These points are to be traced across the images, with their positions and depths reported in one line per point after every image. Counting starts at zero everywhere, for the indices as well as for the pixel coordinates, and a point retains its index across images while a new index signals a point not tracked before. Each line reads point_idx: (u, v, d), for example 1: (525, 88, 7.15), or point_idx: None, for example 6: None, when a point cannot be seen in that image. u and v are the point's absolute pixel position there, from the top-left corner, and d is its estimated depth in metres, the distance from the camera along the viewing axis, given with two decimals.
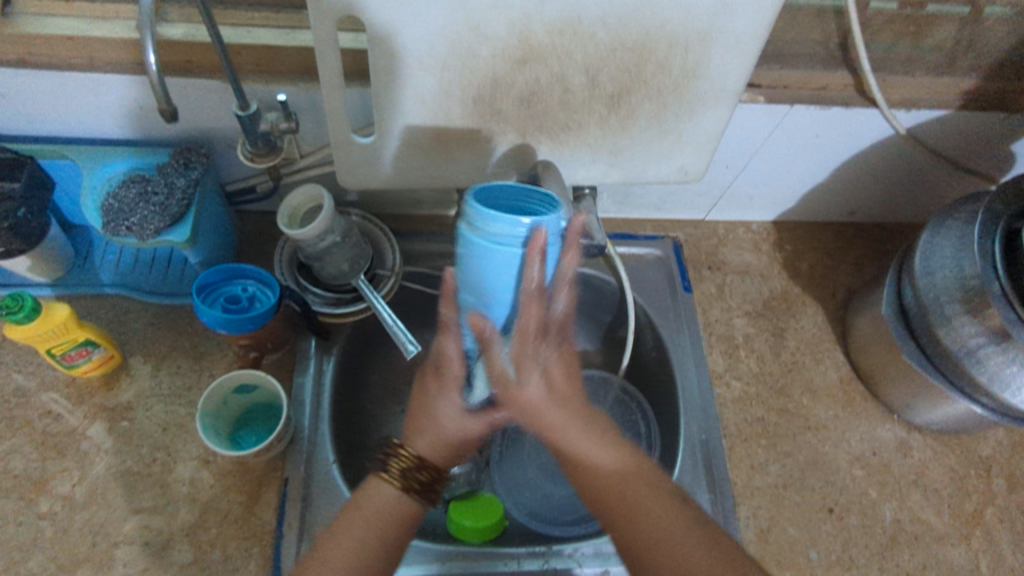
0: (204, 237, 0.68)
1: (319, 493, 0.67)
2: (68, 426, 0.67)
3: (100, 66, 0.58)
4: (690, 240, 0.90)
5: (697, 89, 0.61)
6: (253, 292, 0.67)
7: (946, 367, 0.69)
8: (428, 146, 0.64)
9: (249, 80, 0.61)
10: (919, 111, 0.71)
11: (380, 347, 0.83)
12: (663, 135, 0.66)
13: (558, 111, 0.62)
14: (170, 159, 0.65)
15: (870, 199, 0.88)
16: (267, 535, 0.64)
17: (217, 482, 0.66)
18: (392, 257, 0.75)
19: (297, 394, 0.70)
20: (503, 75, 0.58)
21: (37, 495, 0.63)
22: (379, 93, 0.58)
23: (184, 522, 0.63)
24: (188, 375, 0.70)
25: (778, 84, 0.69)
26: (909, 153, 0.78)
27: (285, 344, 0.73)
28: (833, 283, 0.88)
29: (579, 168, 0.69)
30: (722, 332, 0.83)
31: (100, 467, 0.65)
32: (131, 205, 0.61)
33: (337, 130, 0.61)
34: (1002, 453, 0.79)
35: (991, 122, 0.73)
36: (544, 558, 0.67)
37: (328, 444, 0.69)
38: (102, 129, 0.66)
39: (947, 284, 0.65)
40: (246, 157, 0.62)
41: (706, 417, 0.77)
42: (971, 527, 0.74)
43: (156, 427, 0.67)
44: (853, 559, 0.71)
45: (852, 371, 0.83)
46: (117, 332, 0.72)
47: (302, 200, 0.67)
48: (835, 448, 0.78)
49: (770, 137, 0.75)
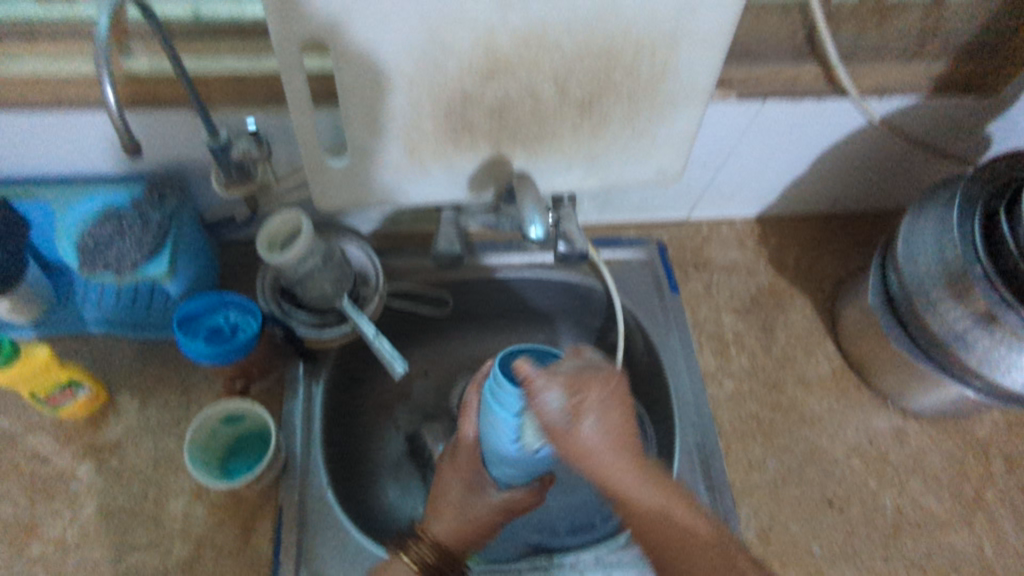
0: (183, 268, 0.68)
1: (315, 520, 0.66)
2: (57, 468, 0.66)
3: (66, 104, 0.58)
4: (674, 241, 0.90)
5: (667, 90, 0.61)
6: (236, 321, 0.66)
7: (935, 352, 0.68)
8: (402, 162, 0.64)
9: (218, 108, 0.61)
10: (890, 99, 0.72)
11: (370, 368, 0.82)
12: (637, 138, 0.66)
13: (530, 120, 0.62)
14: (145, 193, 0.65)
15: (850, 188, 0.88)
16: (264, 567, 0.63)
17: (210, 516, 0.65)
18: (375, 276, 0.74)
19: (287, 419, 0.70)
20: (471, 88, 0.57)
21: (28, 540, 0.62)
22: (349, 114, 0.58)
23: (179, 558, 0.62)
24: (177, 409, 0.70)
25: (748, 79, 0.69)
26: (882, 139, 0.78)
27: (273, 370, 0.72)
28: (819, 274, 0.88)
29: (556, 177, 0.69)
30: (711, 330, 0.83)
31: (91, 508, 0.64)
32: (107, 241, 0.61)
33: (310, 153, 0.61)
34: (999, 434, 0.79)
35: (963, 106, 0.74)
36: (546, 571, 0.66)
37: (322, 468, 0.68)
38: (76, 166, 0.66)
39: (931, 270, 0.65)
40: (221, 186, 0.61)
41: (701, 419, 0.77)
42: (973, 510, 0.74)
43: (146, 463, 0.67)
44: (857, 551, 0.70)
45: (843, 361, 0.82)
46: (102, 369, 0.71)
47: (281, 225, 0.66)
48: (832, 439, 0.77)
49: (745, 133, 0.75)
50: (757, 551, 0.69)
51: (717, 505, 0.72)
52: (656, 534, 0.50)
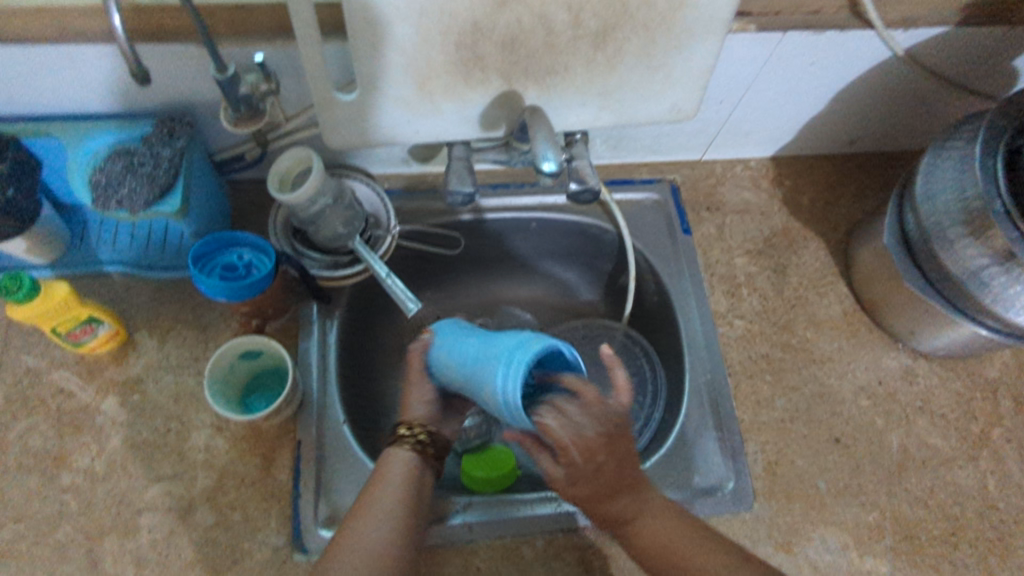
0: (195, 207, 0.68)
1: (333, 453, 0.68)
2: (82, 403, 0.68)
3: (70, 36, 0.56)
4: (688, 182, 0.89)
5: (684, 20, 0.59)
6: (249, 260, 0.67)
7: (950, 291, 0.68)
8: (411, 98, 0.63)
9: (224, 42, 0.59)
10: (917, 30, 0.69)
11: (382, 308, 0.84)
12: (652, 73, 0.64)
13: (544, 53, 0.60)
14: (154, 130, 0.64)
15: (869, 127, 0.86)
16: (285, 495, 0.65)
17: (232, 448, 0.67)
18: (388, 217, 0.74)
19: (303, 357, 0.72)
20: (483, 18, 0.56)
21: (58, 470, 0.65)
22: (359, 47, 0.57)
23: (203, 487, 0.65)
24: (195, 347, 0.71)
25: (769, 11, 0.65)
26: (906, 74, 0.76)
27: (288, 310, 0.73)
28: (834, 215, 0.87)
29: (568, 114, 0.68)
30: (723, 272, 0.83)
31: (117, 440, 0.66)
32: (119, 178, 0.61)
33: (318, 89, 0.60)
34: (1008, 374, 0.79)
35: (992, 38, 0.71)
36: (557, 502, 0.68)
37: (338, 405, 0.71)
38: (84, 103, 0.65)
39: (949, 207, 0.63)
40: (231, 123, 0.62)
41: (711, 358, 0.77)
42: (979, 448, 0.75)
43: (167, 399, 0.68)
44: (861, 486, 0.72)
45: (854, 302, 0.82)
46: (120, 308, 0.72)
47: (291, 164, 0.66)
48: (841, 379, 0.78)
49: (762, 68, 0.73)
50: (763, 485, 0.71)
51: (725, 442, 0.73)
52: (658, 539, 0.57)
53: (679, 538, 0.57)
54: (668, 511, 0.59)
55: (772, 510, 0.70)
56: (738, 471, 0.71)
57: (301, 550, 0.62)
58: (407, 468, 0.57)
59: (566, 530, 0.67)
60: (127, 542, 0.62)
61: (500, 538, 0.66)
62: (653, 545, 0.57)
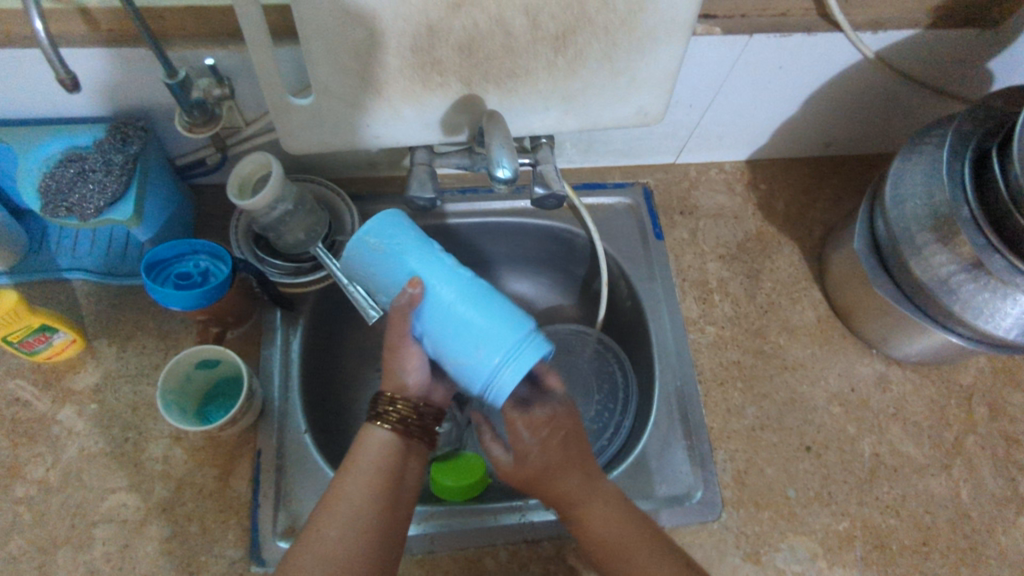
0: (151, 214, 0.67)
1: (293, 462, 0.67)
2: (38, 412, 0.67)
3: (16, 40, 0.55)
4: (661, 185, 0.88)
5: (645, 24, 0.58)
6: (206, 267, 0.66)
7: (920, 297, 0.67)
8: (369, 103, 0.62)
9: (175, 46, 0.58)
10: (887, 32, 0.68)
11: (349, 314, 0.83)
12: (616, 76, 0.63)
13: (502, 57, 0.59)
14: (107, 135, 0.63)
15: (843, 130, 0.85)
16: (243, 506, 0.64)
17: (190, 458, 0.66)
18: (351, 222, 0.73)
19: (266, 365, 0.71)
20: (438, 21, 0.54)
21: (12, 480, 0.64)
22: (311, 51, 0.56)
23: (161, 498, 0.64)
24: (155, 354, 0.70)
25: (734, 13, 0.65)
26: (878, 76, 0.75)
27: (250, 317, 0.72)
28: (809, 219, 0.86)
29: (532, 118, 0.67)
30: (695, 277, 0.82)
31: (73, 450, 0.65)
32: (70, 185, 0.60)
33: (272, 94, 0.59)
34: (983, 381, 0.78)
35: (963, 40, 0.70)
36: (521, 512, 0.67)
37: (299, 412, 0.69)
38: (33, 107, 0.64)
39: (917, 213, 0.62)
40: (184, 128, 0.60)
41: (681, 365, 0.76)
42: (953, 456, 0.74)
43: (125, 408, 0.67)
44: (832, 495, 0.71)
45: (829, 308, 0.81)
46: (80, 316, 0.71)
47: (250, 170, 0.65)
48: (813, 385, 0.77)
49: (732, 70, 0.72)
50: (732, 495, 0.70)
51: (693, 450, 0.72)
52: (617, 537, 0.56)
53: (631, 530, 0.56)
54: (615, 512, 0.57)
55: (740, 520, 0.69)
56: (707, 480, 0.70)
57: (258, 561, 0.61)
58: (380, 448, 0.54)
59: (529, 541, 0.66)
60: (80, 555, 0.61)
61: (463, 549, 0.65)
62: (598, 536, 0.56)
